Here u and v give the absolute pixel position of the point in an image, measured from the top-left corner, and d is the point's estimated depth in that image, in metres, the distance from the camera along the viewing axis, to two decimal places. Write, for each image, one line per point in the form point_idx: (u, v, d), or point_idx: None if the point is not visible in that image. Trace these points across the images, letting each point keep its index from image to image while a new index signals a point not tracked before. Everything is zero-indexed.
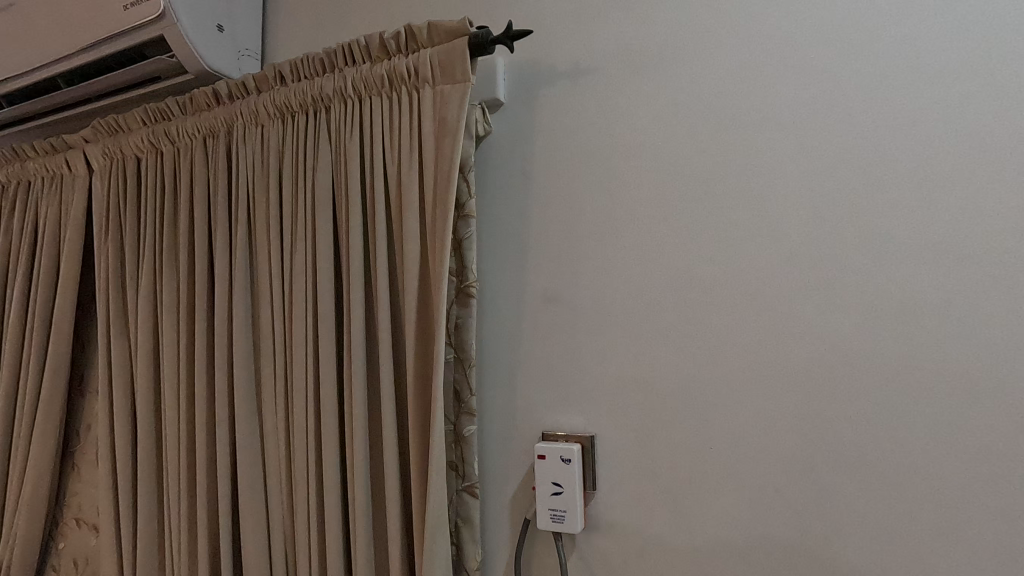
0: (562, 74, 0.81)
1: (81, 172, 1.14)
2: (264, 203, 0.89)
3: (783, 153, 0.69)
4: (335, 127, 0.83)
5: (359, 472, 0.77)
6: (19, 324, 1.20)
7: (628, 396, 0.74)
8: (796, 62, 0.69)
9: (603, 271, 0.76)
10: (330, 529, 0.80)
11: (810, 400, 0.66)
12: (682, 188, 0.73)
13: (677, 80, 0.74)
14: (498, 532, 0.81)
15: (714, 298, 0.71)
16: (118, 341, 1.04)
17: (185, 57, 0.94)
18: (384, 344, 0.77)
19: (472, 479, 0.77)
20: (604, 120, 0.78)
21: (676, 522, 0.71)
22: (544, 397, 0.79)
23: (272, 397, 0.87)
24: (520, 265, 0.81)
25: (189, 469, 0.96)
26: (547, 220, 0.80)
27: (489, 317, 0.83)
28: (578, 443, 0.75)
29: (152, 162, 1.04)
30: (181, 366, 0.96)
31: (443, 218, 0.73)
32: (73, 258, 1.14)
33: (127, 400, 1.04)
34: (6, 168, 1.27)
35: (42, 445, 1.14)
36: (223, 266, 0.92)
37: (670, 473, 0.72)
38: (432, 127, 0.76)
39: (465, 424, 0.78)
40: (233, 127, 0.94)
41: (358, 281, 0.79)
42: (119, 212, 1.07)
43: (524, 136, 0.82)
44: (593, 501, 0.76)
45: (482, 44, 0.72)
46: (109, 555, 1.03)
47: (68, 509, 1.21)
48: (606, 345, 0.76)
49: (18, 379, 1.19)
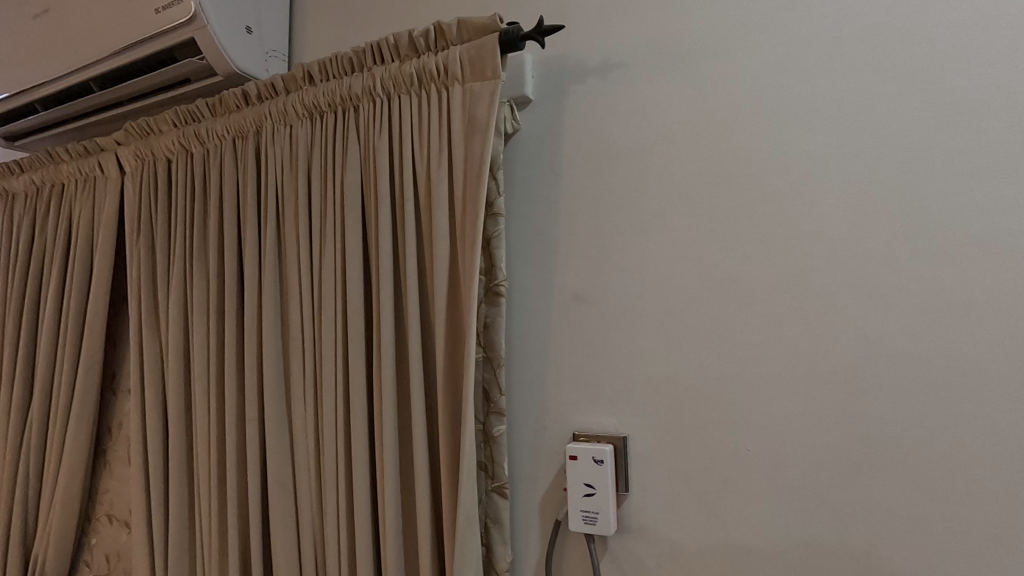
0: (591, 70, 0.80)
1: (113, 174, 1.16)
2: (294, 204, 0.89)
3: (823, 147, 0.67)
4: (364, 126, 0.83)
5: (389, 471, 0.77)
6: (54, 323, 1.22)
7: (661, 397, 0.73)
8: (834, 54, 0.67)
9: (634, 269, 0.75)
10: (360, 529, 0.80)
11: (852, 401, 0.64)
12: (716, 183, 0.71)
13: (710, 73, 0.73)
14: (527, 533, 0.80)
15: (750, 295, 0.69)
16: (150, 341, 1.06)
17: (215, 59, 0.95)
18: (414, 344, 0.76)
19: (502, 480, 0.77)
20: (634, 116, 0.76)
21: (712, 526, 0.70)
22: (574, 397, 0.78)
23: (301, 395, 0.88)
24: (549, 264, 0.80)
25: (219, 468, 0.96)
26: (577, 217, 0.79)
27: (518, 317, 0.82)
28: (610, 443, 0.74)
29: (182, 163, 1.05)
30: (212, 364, 0.97)
31: (474, 217, 0.73)
32: (105, 259, 1.16)
33: (159, 398, 1.05)
34: (40, 171, 1.30)
35: (76, 442, 1.17)
36: (253, 266, 0.92)
37: (706, 475, 0.70)
38: (462, 126, 0.75)
39: (495, 424, 0.77)
40: (261, 128, 0.95)
41: (387, 281, 0.78)
42: (150, 213, 1.09)
43: (553, 134, 0.81)
44: (626, 503, 0.75)
45: (513, 41, 0.72)
46: (141, 551, 1.04)
47: (101, 505, 1.23)
48: (638, 345, 0.74)
49: (53, 378, 1.22)
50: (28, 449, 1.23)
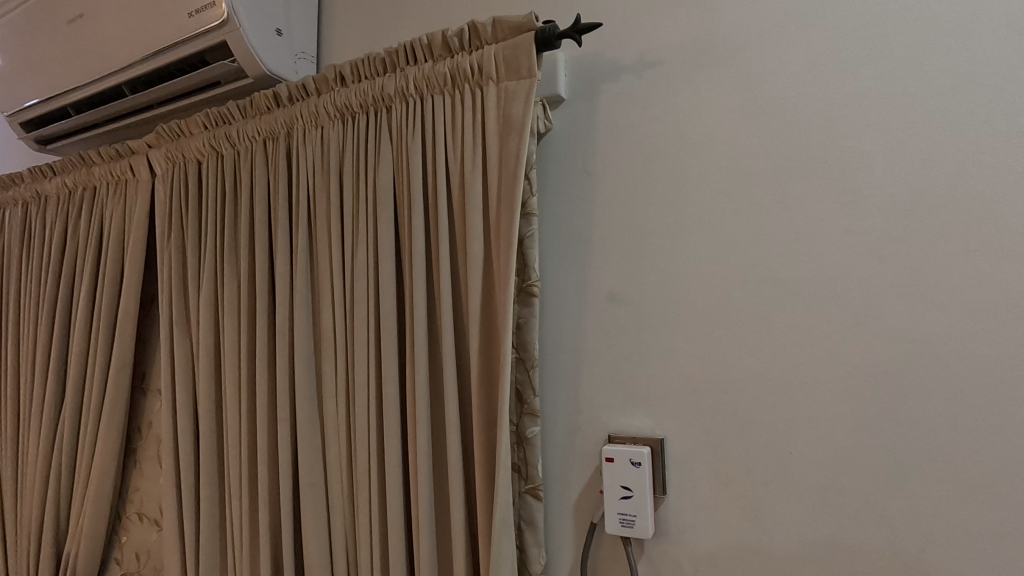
0: (625, 68, 0.79)
1: (144, 176, 1.18)
2: (326, 205, 0.89)
3: (867, 144, 0.65)
4: (396, 127, 0.83)
5: (422, 471, 0.77)
6: (86, 324, 1.24)
7: (699, 399, 0.72)
8: (878, 49, 0.65)
9: (671, 270, 0.74)
10: (392, 530, 0.80)
11: (900, 404, 0.62)
12: (756, 181, 0.70)
13: (749, 68, 0.72)
14: (561, 535, 0.79)
15: (791, 296, 0.68)
16: (181, 341, 1.07)
17: (247, 61, 0.96)
18: (448, 345, 0.76)
19: (536, 481, 0.76)
20: (670, 115, 0.75)
21: (752, 530, 0.69)
22: (609, 399, 0.77)
23: (333, 396, 0.88)
24: (583, 264, 0.80)
25: (250, 468, 0.97)
26: (611, 216, 0.78)
27: (551, 317, 0.81)
28: (647, 445, 0.73)
29: (212, 165, 1.06)
30: (243, 364, 0.97)
31: (509, 217, 0.72)
32: (136, 260, 1.17)
33: (190, 398, 1.06)
34: (73, 174, 1.32)
35: (108, 441, 1.18)
36: (284, 266, 0.93)
37: (746, 478, 0.69)
38: (497, 126, 0.75)
39: (529, 425, 0.76)
40: (293, 129, 0.95)
41: (421, 281, 0.78)
42: (180, 215, 1.10)
43: (586, 133, 0.81)
44: (664, 506, 0.73)
45: (549, 39, 0.71)
46: (172, 550, 1.05)
47: (131, 504, 1.25)
48: (675, 346, 0.73)
49: (85, 378, 1.24)
50: (60, 448, 1.25)
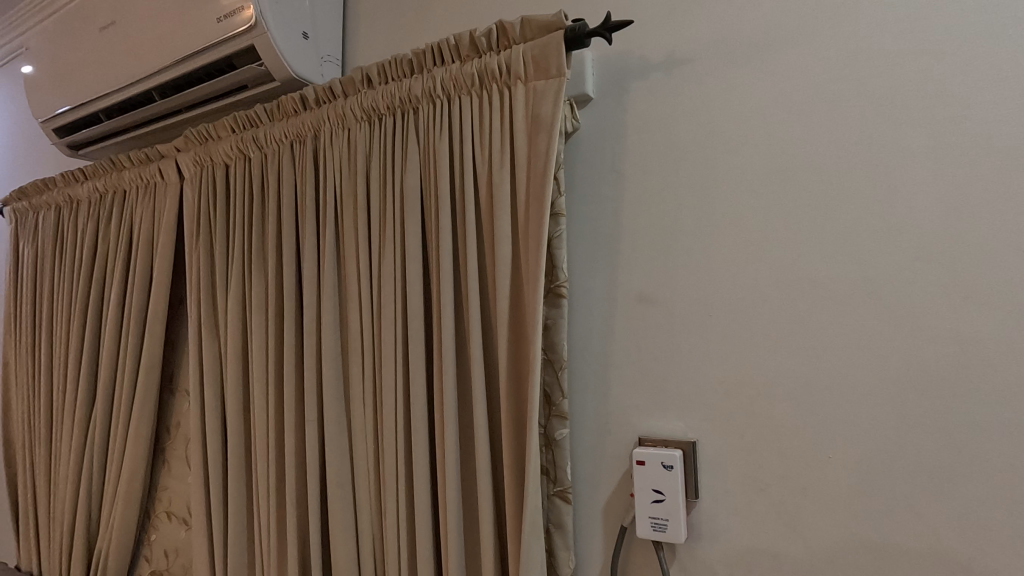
0: (654, 67, 0.78)
1: (172, 180, 1.19)
2: (353, 207, 0.90)
3: (909, 140, 0.63)
4: (423, 127, 0.83)
5: (451, 472, 0.76)
6: (117, 325, 1.26)
7: (732, 402, 0.70)
8: (919, 43, 0.64)
9: (703, 270, 0.73)
10: (420, 531, 0.80)
11: (943, 407, 0.60)
12: (791, 180, 0.69)
13: (782, 64, 0.70)
14: (591, 539, 0.78)
15: (829, 296, 0.66)
16: (209, 341, 1.08)
17: (274, 65, 0.96)
18: (475, 346, 0.76)
19: (565, 484, 0.75)
20: (701, 112, 0.74)
21: (789, 536, 0.67)
22: (640, 401, 0.76)
23: (360, 397, 0.88)
24: (612, 264, 0.79)
25: (278, 468, 0.98)
26: (640, 216, 0.77)
27: (579, 319, 0.81)
28: (679, 448, 0.72)
29: (240, 168, 1.07)
30: (271, 365, 0.98)
31: (538, 217, 0.72)
32: (165, 262, 1.19)
33: (218, 398, 1.07)
34: (103, 178, 1.35)
35: (137, 440, 1.20)
36: (312, 268, 0.93)
37: (782, 483, 0.68)
38: (525, 126, 0.74)
39: (557, 427, 0.75)
40: (320, 131, 0.95)
41: (448, 283, 0.78)
42: (208, 217, 1.11)
43: (614, 132, 0.80)
44: (696, 511, 0.72)
45: (579, 37, 0.71)
46: (201, 547, 1.07)
47: (160, 502, 1.27)
48: (707, 347, 0.72)
49: (115, 378, 1.26)
50: (92, 446, 1.27)
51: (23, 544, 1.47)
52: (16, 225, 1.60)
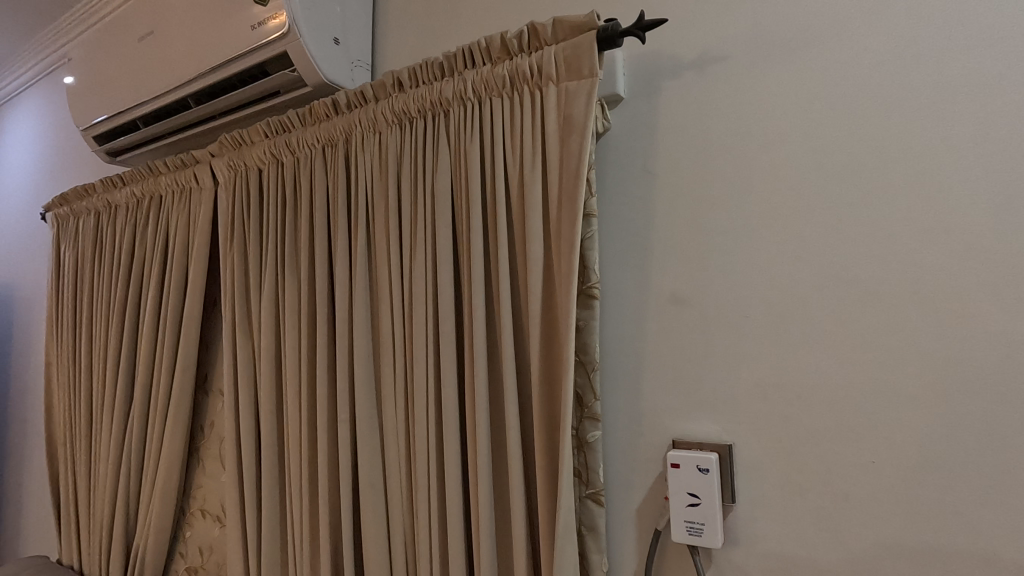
0: (687, 65, 0.77)
1: (207, 185, 1.22)
2: (384, 210, 0.91)
3: (954, 135, 0.61)
4: (454, 130, 0.84)
5: (483, 473, 0.77)
6: (153, 327, 1.30)
7: (769, 405, 0.69)
8: (964, 36, 0.62)
9: (738, 270, 0.72)
10: (452, 531, 0.80)
11: (993, 411, 0.58)
12: (830, 177, 0.67)
13: (820, 60, 0.69)
14: (623, 542, 0.78)
15: (872, 296, 0.64)
16: (243, 342, 1.10)
17: (306, 70, 0.98)
18: (507, 348, 0.76)
19: (598, 487, 0.75)
20: (735, 111, 0.73)
21: (831, 542, 0.65)
22: (673, 403, 0.75)
23: (392, 398, 0.89)
24: (644, 265, 0.78)
25: (311, 468, 0.99)
26: (673, 216, 0.77)
27: (611, 320, 0.80)
28: (714, 451, 0.71)
29: (273, 172, 1.09)
30: (304, 366, 0.99)
31: (570, 219, 0.71)
32: (200, 265, 1.22)
33: (251, 398, 1.09)
34: (141, 184, 1.38)
35: (173, 439, 1.23)
36: (344, 270, 0.94)
37: (822, 487, 0.66)
38: (557, 127, 0.74)
39: (590, 429, 0.75)
40: (351, 135, 0.97)
41: (479, 286, 0.78)
42: (242, 221, 1.13)
43: (646, 132, 0.79)
44: (733, 515, 0.71)
45: (611, 37, 0.70)
46: (236, 544, 1.09)
47: (194, 500, 1.29)
48: (743, 348, 0.71)
49: (152, 378, 1.29)
50: (130, 444, 1.31)
51: (64, 538, 1.52)
52: (57, 229, 1.65)
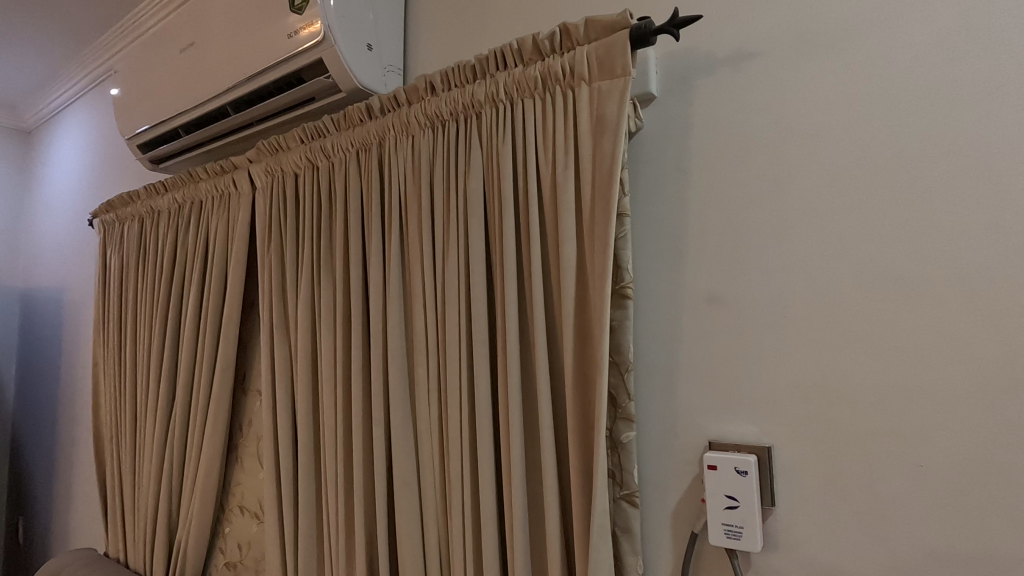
0: (721, 62, 0.76)
1: (245, 190, 1.25)
2: (417, 212, 0.92)
3: (1004, 128, 0.59)
4: (486, 132, 0.84)
5: (517, 472, 0.77)
6: (194, 328, 1.34)
7: (809, 406, 0.68)
8: (1014, 24, 0.59)
9: (776, 269, 0.71)
10: (486, 530, 0.80)
11: None
12: (872, 173, 0.66)
13: (861, 53, 0.67)
14: (658, 544, 0.77)
15: (918, 295, 0.62)
16: (280, 343, 1.13)
17: (341, 76, 1.00)
18: (541, 348, 0.76)
19: (632, 488, 0.74)
20: (772, 107, 0.72)
21: (875, 548, 0.63)
22: (709, 404, 0.74)
23: (425, 397, 0.90)
24: (678, 264, 0.77)
25: (346, 466, 1.01)
26: (707, 215, 0.76)
27: (645, 320, 0.80)
28: (753, 453, 0.70)
29: (309, 177, 1.12)
30: (339, 366, 1.01)
31: (604, 218, 0.71)
32: (238, 268, 1.25)
33: (288, 397, 1.12)
34: (182, 190, 1.43)
35: (213, 436, 1.27)
36: (378, 272, 0.96)
37: (866, 491, 0.64)
38: (590, 126, 0.74)
39: (624, 430, 0.75)
40: (384, 139, 0.98)
41: (512, 287, 0.78)
42: (279, 225, 1.16)
43: (679, 130, 0.79)
44: (772, 518, 0.70)
45: (644, 36, 0.70)
46: (274, 540, 1.11)
47: (233, 497, 1.33)
48: (782, 348, 0.70)
49: (193, 378, 1.33)
50: (172, 441, 1.36)
51: (111, 531, 1.58)
52: (104, 235, 1.72)
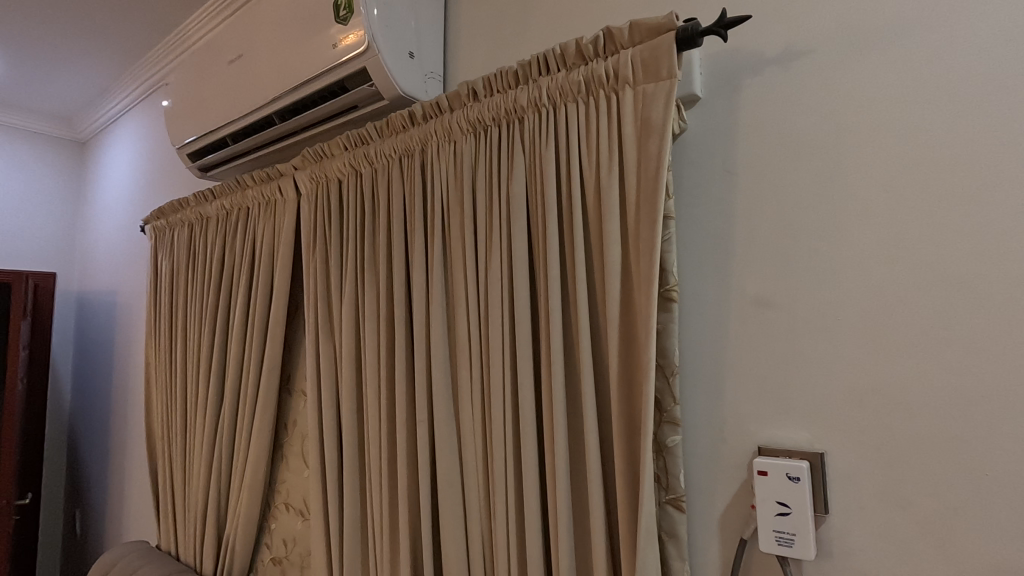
0: (769, 62, 0.75)
1: (290, 196, 1.29)
2: (460, 217, 0.93)
3: None
4: (530, 136, 0.85)
5: (562, 475, 0.77)
6: (242, 330, 1.38)
7: (864, 412, 0.66)
8: None
9: (827, 271, 0.69)
10: (530, 532, 0.81)
11: None
12: (931, 172, 0.64)
13: (919, 48, 0.65)
14: (706, 550, 0.76)
15: (981, 298, 0.60)
16: (325, 345, 1.16)
17: (384, 85, 1.02)
18: (585, 351, 0.76)
19: (678, 492, 0.74)
20: (823, 106, 0.71)
21: (937, 558, 0.61)
22: (758, 409, 0.73)
23: (469, 399, 0.91)
24: (725, 267, 0.77)
25: (390, 465, 1.03)
26: (755, 216, 0.75)
27: (691, 323, 0.79)
28: (805, 459, 0.68)
29: (352, 183, 1.14)
30: (383, 367, 1.03)
31: (650, 222, 0.71)
32: (284, 272, 1.29)
33: (333, 398, 1.15)
34: (230, 197, 1.48)
35: (261, 435, 1.31)
36: (421, 275, 0.98)
37: (926, 500, 0.62)
38: (634, 129, 0.74)
39: (670, 434, 0.74)
40: (427, 145, 1.00)
41: (556, 290, 0.79)
42: (324, 230, 1.19)
43: (725, 131, 0.78)
44: (826, 526, 0.68)
45: (691, 37, 0.69)
46: (320, 537, 1.14)
47: (279, 494, 1.37)
48: (835, 352, 0.68)
49: (240, 379, 1.38)
50: (221, 439, 1.41)
51: (163, 525, 1.65)
52: (155, 240, 1.79)
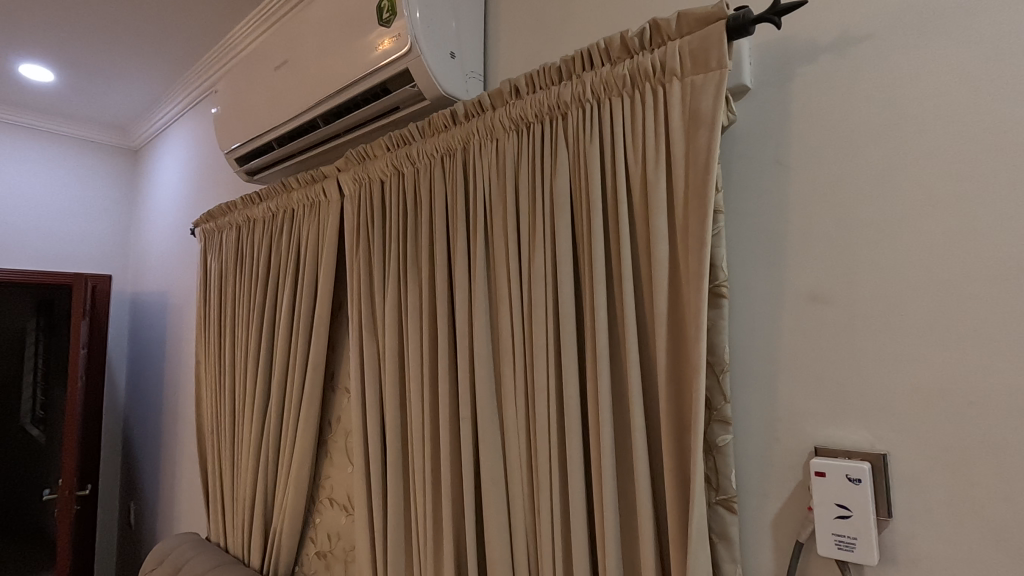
0: (823, 50, 0.73)
1: (334, 198, 1.32)
2: (502, 216, 0.93)
3: None
4: (573, 131, 0.85)
5: (608, 473, 0.76)
6: (288, 329, 1.42)
7: (929, 411, 0.63)
8: None
9: (887, 265, 0.66)
10: (575, 530, 0.80)
11: None
12: (1004, 159, 0.60)
13: (989, 29, 0.62)
14: (759, 552, 0.74)
15: None
16: (368, 343, 1.18)
17: (426, 85, 1.03)
18: (632, 348, 0.75)
19: (730, 493, 0.72)
20: (882, 93, 0.68)
21: (1011, 566, 0.58)
22: (815, 408, 0.71)
23: (512, 397, 0.91)
24: (777, 261, 0.75)
25: (434, 462, 1.04)
26: (809, 209, 0.72)
27: (742, 320, 0.77)
28: (866, 461, 0.66)
29: (395, 183, 1.16)
30: (426, 365, 1.05)
31: (699, 217, 0.70)
32: (328, 271, 1.32)
33: (376, 395, 1.16)
34: (276, 200, 1.52)
35: (306, 431, 1.35)
36: (463, 274, 0.98)
37: (997, 505, 0.59)
38: (681, 122, 0.73)
39: (720, 433, 0.72)
40: (468, 144, 1.00)
41: (602, 287, 0.78)
42: (367, 230, 1.22)
43: (776, 123, 0.76)
44: (889, 530, 0.65)
45: (742, 26, 0.68)
46: (364, 532, 1.16)
47: (323, 489, 1.40)
48: (897, 349, 0.65)
49: (286, 376, 1.41)
50: (268, 435, 1.45)
51: (212, 518, 1.70)
52: (204, 243, 1.86)
